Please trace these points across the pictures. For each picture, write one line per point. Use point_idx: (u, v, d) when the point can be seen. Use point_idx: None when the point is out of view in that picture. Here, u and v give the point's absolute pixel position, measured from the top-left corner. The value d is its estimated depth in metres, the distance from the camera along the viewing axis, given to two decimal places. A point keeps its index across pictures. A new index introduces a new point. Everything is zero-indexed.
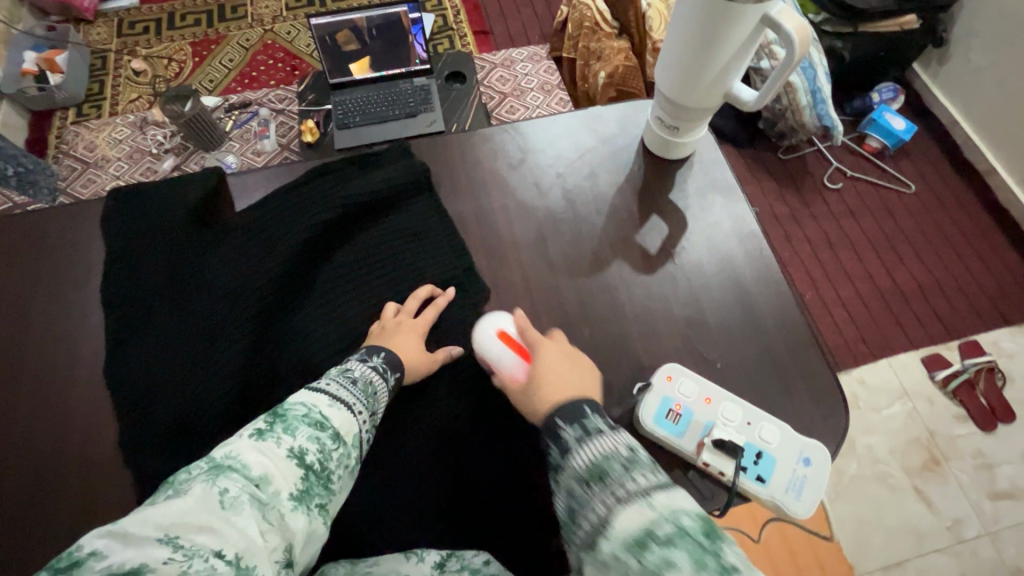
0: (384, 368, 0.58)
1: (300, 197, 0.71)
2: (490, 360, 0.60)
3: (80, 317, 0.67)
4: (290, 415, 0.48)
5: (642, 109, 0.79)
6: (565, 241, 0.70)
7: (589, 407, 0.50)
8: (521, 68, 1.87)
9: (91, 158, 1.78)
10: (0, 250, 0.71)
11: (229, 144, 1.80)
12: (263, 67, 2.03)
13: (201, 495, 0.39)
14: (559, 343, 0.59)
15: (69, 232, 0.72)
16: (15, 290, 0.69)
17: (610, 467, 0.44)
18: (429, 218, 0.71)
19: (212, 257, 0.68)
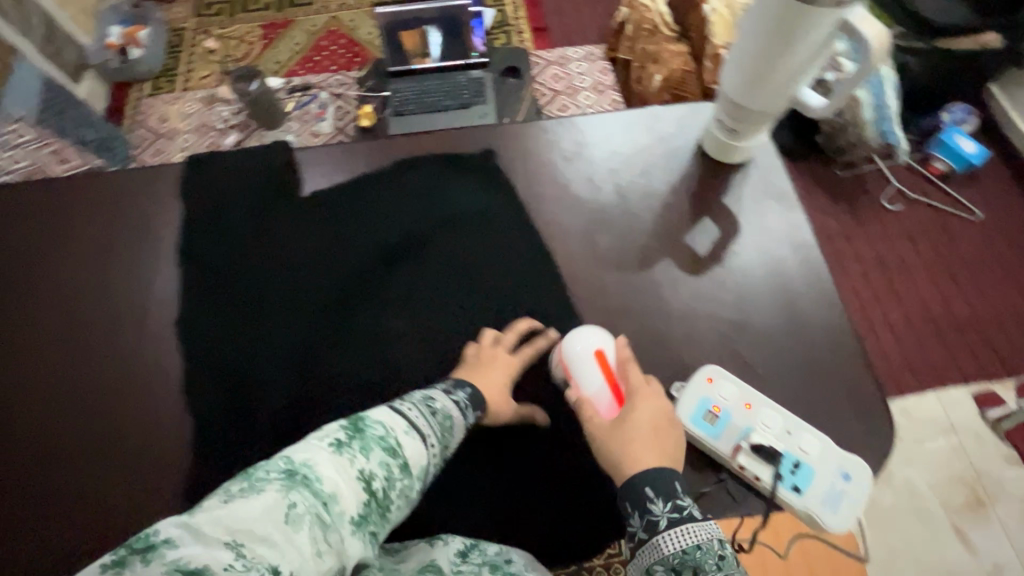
0: (465, 404, 0.58)
1: (388, 190, 0.75)
2: (577, 379, 0.59)
3: (150, 270, 0.72)
4: (368, 433, 0.48)
5: (702, 111, 0.78)
6: (614, 236, 0.71)
7: (679, 484, 0.50)
8: (576, 67, 1.88)
9: (162, 129, 1.89)
10: (84, 199, 0.76)
11: (289, 124, 1.87)
12: (326, 52, 2.10)
13: (274, 503, 0.38)
14: (657, 391, 0.56)
15: (144, 190, 0.76)
16: (94, 237, 0.74)
17: (704, 563, 0.46)
18: (487, 214, 0.74)
19: (288, 231, 0.73)
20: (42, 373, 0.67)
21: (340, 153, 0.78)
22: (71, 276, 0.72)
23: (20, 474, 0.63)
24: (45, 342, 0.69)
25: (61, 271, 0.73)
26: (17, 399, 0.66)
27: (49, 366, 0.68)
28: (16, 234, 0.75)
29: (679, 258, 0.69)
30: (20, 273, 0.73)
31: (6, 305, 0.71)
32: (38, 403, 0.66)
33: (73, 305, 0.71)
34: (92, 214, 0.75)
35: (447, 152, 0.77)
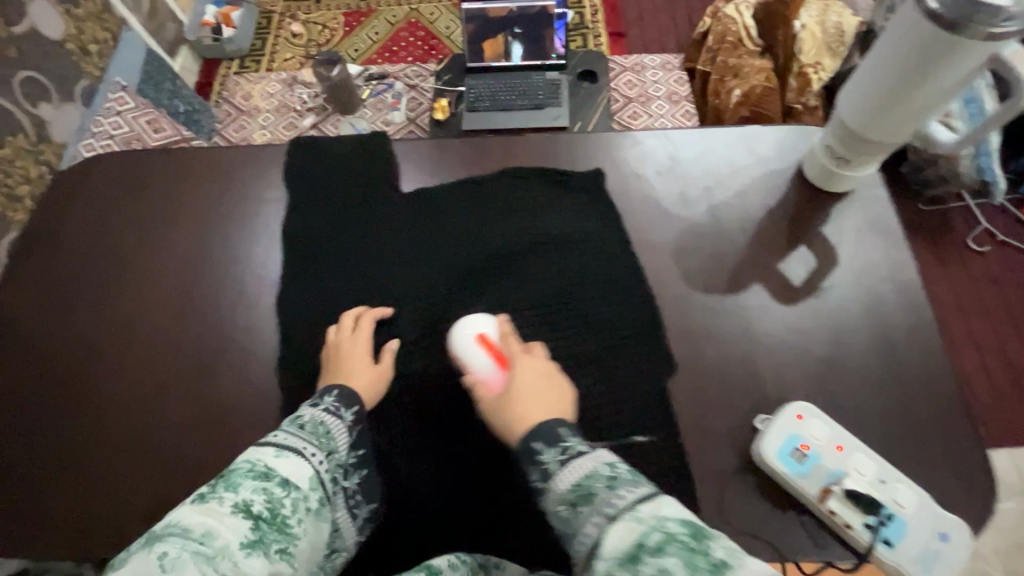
0: (339, 404, 0.60)
1: (492, 200, 0.75)
2: (464, 359, 0.62)
3: (249, 251, 0.76)
4: (234, 473, 0.50)
5: (807, 136, 0.76)
6: (705, 257, 0.69)
7: (564, 428, 0.52)
8: (651, 75, 1.85)
9: (245, 106, 1.97)
10: (198, 175, 0.81)
11: (363, 111, 1.92)
12: (404, 43, 2.14)
13: (141, 566, 0.40)
14: (537, 359, 0.60)
15: (248, 173, 0.80)
16: (203, 211, 0.79)
17: (594, 486, 0.46)
18: (578, 223, 0.72)
19: (385, 224, 0.75)
20: (148, 340, 0.72)
21: (438, 154, 0.80)
22: (177, 248, 0.77)
23: (123, 431, 0.68)
24: (152, 309, 0.74)
25: (169, 243, 0.78)
26: (125, 362, 0.72)
27: (153, 333, 0.73)
28: (132, 205, 0.81)
29: (773, 286, 0.67)
30: (134, 242, 0.78)
31: (120, 271, 0.77)
32: (145, 366, 0.71)
33: (177, 276, 0.76)
34: (201, 191, 0.80)
35: (546, 160, 0.78)
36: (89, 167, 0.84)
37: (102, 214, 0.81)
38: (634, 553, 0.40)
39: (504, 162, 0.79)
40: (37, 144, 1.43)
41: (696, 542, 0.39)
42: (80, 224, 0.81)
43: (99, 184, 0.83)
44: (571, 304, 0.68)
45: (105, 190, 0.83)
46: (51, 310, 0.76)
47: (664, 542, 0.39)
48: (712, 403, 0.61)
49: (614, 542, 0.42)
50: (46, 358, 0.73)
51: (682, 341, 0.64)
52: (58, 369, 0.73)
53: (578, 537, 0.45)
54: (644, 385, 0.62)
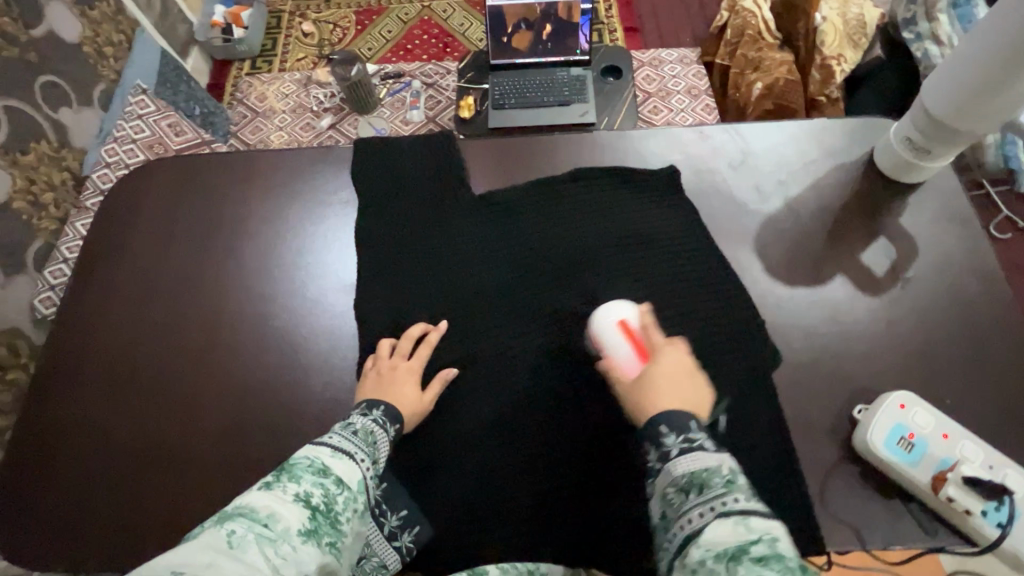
0: (384, 420, 0.60)
1: (564, 198, 0.75)
2: (602, 341, 0.63)
3: (323, 255, 0.76)
4: (296, 467, 0.50)
5: (874, 129, 0.77)
6: (784, 250, 0.70)
7: (694, 422, 0.50)
8: (670, 70, 1.86)
9: (260, 108, 1.94)
10: (266, 179, 0.81)
11: (381, 110, 1.90)
12: (418, 41, 2.11)
13: (210, 539, 0.42)
14: (679, 353, 0.58)
15: (315, 177, 0.81)
16: (275, 216, 0.79)
17: (710, 481, 0.45)
18: (656, 220, 0.72)
19: (460, 225, 0.75)
20: (226, 346, 0.72)
21: (506, 155, 0.81)
22: (248, 253, 0.77)
23: (208, 437, 0.67)
24: (226, 315, 0.74)
25: (239, 247, 0.77)
26: (203, 368, 0.71)
27: (231, 338, 0.72)
28: (197, 210, 0.80)
29: (856, 277, 0.67)
30: (201, 247, 0.78)
31: (189, 277, 0.76)
32: (227, 371, 0.70)
33: (254, 280, 0.75)
34: (268, 195, 0.80)
35: (617, 158, 0.78)
36: (151, 173, 0.83)
37: (164, 219, 0.80)
38: (734, 553, 0.40)
39: (574, 161, 0.79)
40: (60, 150, 1.40)
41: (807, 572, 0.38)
42: (145, 229, 0.80)
43: (160, 189, 0.82)
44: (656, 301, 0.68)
45: (166, 196, 0.82)
46: (118, 318, 0.75)
47: (772, 558, 0.39)
48: (805, 394, 0.62)
49: (718, 537, 0.42)
50: (118, 367, 0.72)
51: (770, 335, 0.65)
52: (131, 377, 0.71)
53: (675, 519, 0.45)
54: (738, 378, 0.63)
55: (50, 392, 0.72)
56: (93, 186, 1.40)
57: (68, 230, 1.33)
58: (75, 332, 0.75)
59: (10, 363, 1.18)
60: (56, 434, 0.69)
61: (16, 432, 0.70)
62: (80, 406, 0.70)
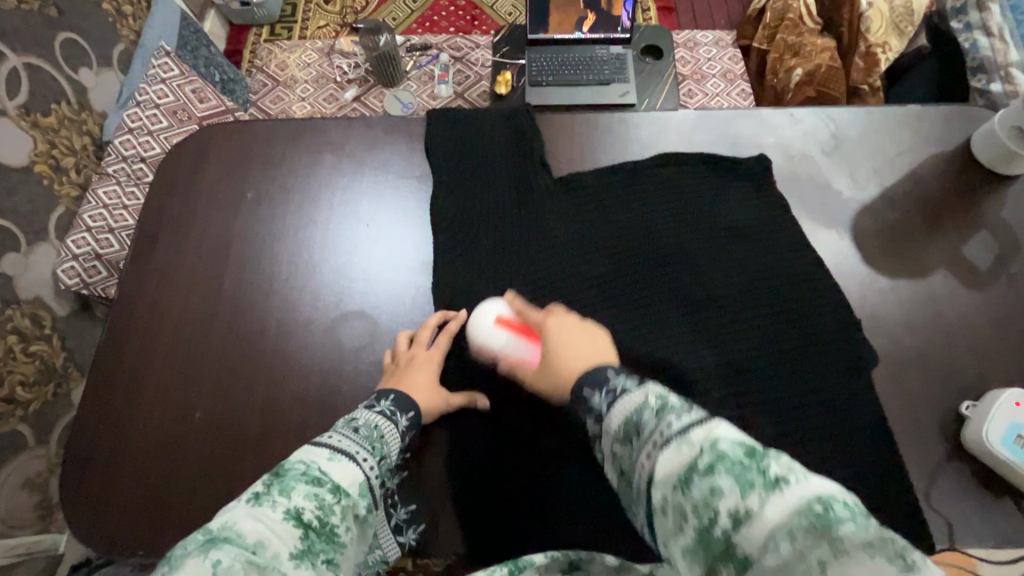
0: (393, 411, 0.59)
1: (650, 180, 0.73)
2: (489, 345, 0.64)
3: (395, 233, 0.74)
4: (288, 475, 0.47)
5: (971, 117, 0.74)
6: (883, 241, 0.68)
7: (614, 371, 0.50)
8: (705, 52, 1.81)
9: (281, 77, 1.83)
10: (337, 153, 0.79)
11: (407, 84, 1.83)
12: (445, 12, 2.04)
13: (193, 571, 0.36)
14: (561, 316, 0.61)
15: (390, 148, 0.79)
16: (347, 191, 0.77)
17: (642, 419, 0.43)
18: (747, 208, 0.71)
19: (544, 207, 0.72)
20: (304, 318, 0.69)
21: (585, 134, 0.78)
22: (319, 226, 0.75)
23: (279, 419, 0.64)
24: (304, 286, 0.72)
25: (310, 218, 0.75)
26: (279, 342, 0.68)
27: (301, 314, 0.70)
28: (267, 178, 0.77)
29: (958, 272, 0.66)
30: (273, 216, 0.75)
31: (261, 246, 0.74)
32: (296, 349, 0.68)
33: (323, 256, 0.73)
34: (342, 165, 0.78)
35: (703, 141, 0.76)
36: (213, 143, 0.80)
37: (232, 186, 0.77)
38: (684, 476, 0.37)
39: (659, 143, 0.76)
40: (79, 113, 1.33)
41: (752, 456, 0.36)
42: (206, 200, 0.77)
43: (225, 154, 0.79)
44: (752, 289, 0.66)
45: (227, 166, 0.79)
46: (186, 288, 0.72)
47: (716, 459, 0.36)
48: (907, 390, 0.61)
49: (666, 470, 0.38)
50: (188, 336, 0.69)
51: (869, 329, 0.64)
52: (195, 351, 0.68)
53: (631, 472, 0.42)
54: (845, 371, 0.61)
55: (117, 360, 0.69)
56: (115, 152, 1.33)
57: (91, 198, 1.27)
58: (140, 298, 0.72)
59: (33, 336, 1.12)
60: (119, 408, 0.67)
61: (83, 401, 0.67)
62: (150, 376, 0.68)
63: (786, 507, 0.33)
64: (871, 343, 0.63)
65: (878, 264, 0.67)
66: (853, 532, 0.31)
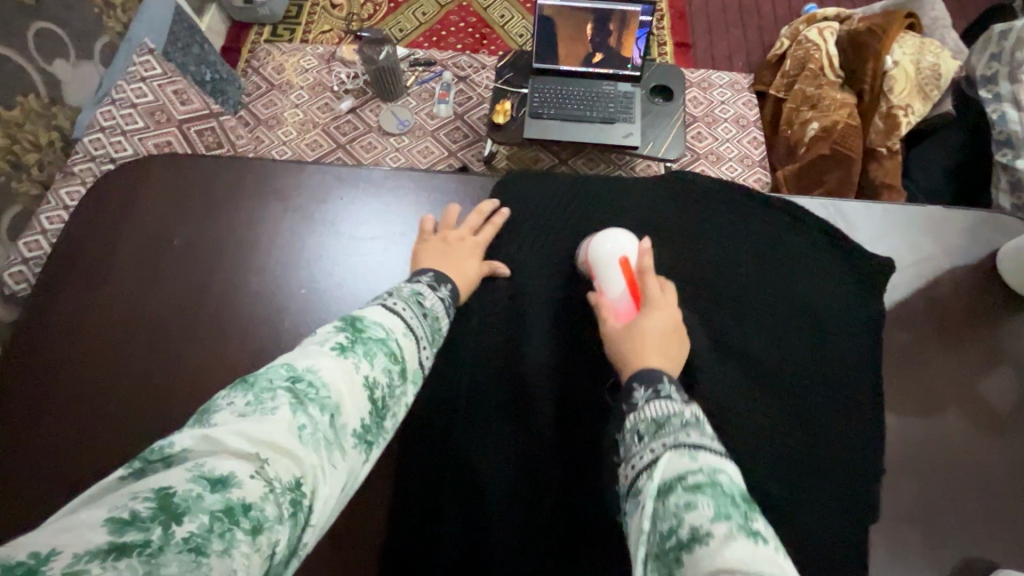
0: (448, 300, 0.59)
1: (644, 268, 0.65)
2: (596, 271, 0.62)
3: (333, 286, 0.71)
4: (368, 339, 0.47)
5: (1000, 227, 0.67)
6: (883, 365, 0.61)
7: (672, 384, 0.49)
8: (719, 94, 1.72)
9: (276, 80, 1.76)
10: (281, 200, 0.75)
11: (406, 99, 1.74)
12: (454, 28, 1.96)
13: (285, 415, 0.37)
14: (671, 299, 0.58)
15: (344, 201, 0.76)
16: (287, 239, 0.73)
17: (667, 421, 0.45)
18: (750, 318, 0.63)
19: (527, 296, 0.66)
20: (209, 396, 0.64)
21: (567, 209, 0.71)
22: (254, 271, 0.71)
23: None
24: (225, 334, 0.68)
25: (247, 261, 0.72)
26: (186, 397, 0.64)
27: (213, 366, 0.66)
28: (201, 223, 0.74)
29: (961, 408, 0.60)
30: (204, 267, 0.71)
31: (186, 286, 0.70)
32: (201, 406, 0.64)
33: (247, 303, 0.69)
34: (290, 220, 0.74)
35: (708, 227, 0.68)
36: (152, 171, 0.77)
37: (161, 230, 0.73)
38: (672, 483, 0.39)
39: (647, 219, 0.69)
40: (50, 107, 1.25)
41: (741, 505, 0.37)
42: (138, 232, 0.74)
43: (161, 184, 0.76)
44: (736, 406, 0.58)
45: (162, 197, 0.76)
46: (100, 324, 0.69)
47: (707, 485, 0.38)
48: (884, 542, 0.56)
49: (660, 468, 0.41)
50: (94, 393, 0.65)
51: (862, 467, 0.57)
52: (98, 397, 0.65)
53: (628, 457, 0.45)
54: (821, 512, 0.55)
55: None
56: (82, 151, 1.25)
57: (51, 198, 1.19)
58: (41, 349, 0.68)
59: None
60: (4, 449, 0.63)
61: None
62: (44, 433, 0.63)
63: (747, 557, 0.33)
64: (860, 485, 0.56)
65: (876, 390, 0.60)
66: None
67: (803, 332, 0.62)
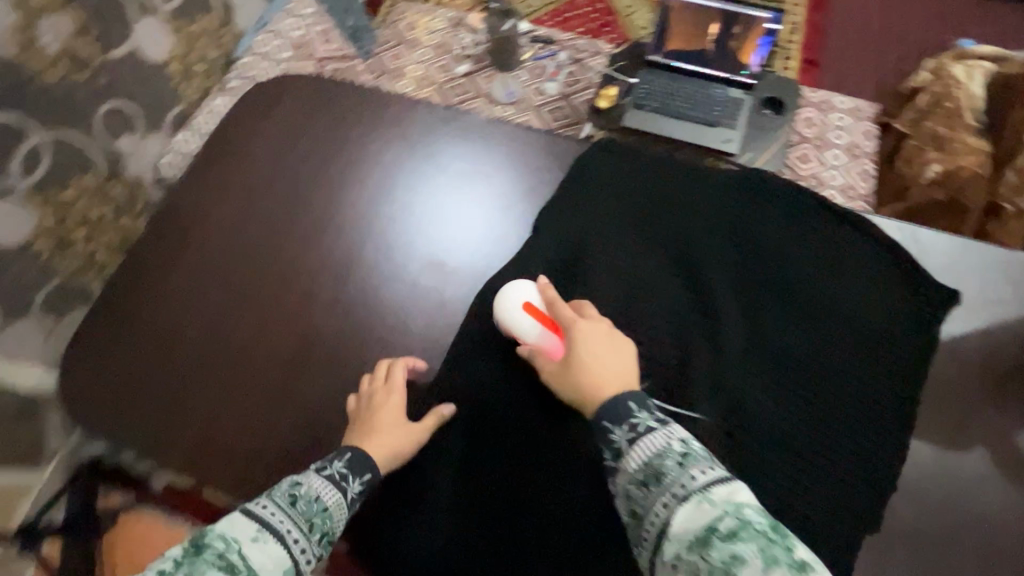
0: (337, 478, 0.71)
1: (729, 258, 0.81)
2: (516, 329, 0.75)
3: (407, 198, 0.95)
4: (209, 549, 0.58)
5: None
6: (894, 380, 0.75)
7: (638, 406, 0.63)
8: (837, 119, 1.60)
9: (407, 37, 1.84)
10: (386, 128, 1.00)
11: (519, 72, 1.79)
12: (580, 12, 2.00)
13: None
14: (594, 322, 0.72)
15: (433, 136, 0.99)
16: (381, 157, 0.98)
17: (664, 466, 0.58)
18: (811, 319, 0.77)
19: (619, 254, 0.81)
20: (297, 253, 0.93)
21: (652, 191, 0.85)
22: (350, 177, 0.97)
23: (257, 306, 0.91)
24: (318, 216, 0.95)
25: (348, 168, 0.98)
26: (281, 253, 0.93)
27: (303, 236, 0.94)
28: (321, 135, 1.00)
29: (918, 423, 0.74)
30: (315, 167, 0.98)
31: (301, 176, 0.98)
32: (287, 263, 0.93)
33: (336, 199, 0.96)
34: (387, 142, 0.99)
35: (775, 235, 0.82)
36: (297, 89, 1.05)
37: (290, 134, 1.01)
38: (706, 534, 0.52)
39: (726, 218, 0.83)
40: (220, 29, 1.49)
41: (771, 535, 0.51)
42: (274, 131, 1.02)
43: (299, 100, 1.04)
44: (733, 366, 0.74)
45: (297, 109, 1.03)
46: (236, 190, 0.98)
47: (737, 528, 0.52)
48: (814, 513, 0.70)
49: (686, 520, 0.54)
50: (223, 237, 0.95)
51: (878, 453, 0.72)
52: (228, 240, 0.95)
53: (647, 514, 0.57)
54: (772, 466, 0.71)
55: (167, 238, 0.96)
56: (238, 71, 1.50)
57: (209, 104, 1.43)
58: (199, 195, 0.99)
59: (126, 209, 1.29)
60: (162, 255, 0.95)
61: (137, 256, 0.95)
62: (188, 253, 0.95)
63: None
64: (812, 454, 0.72)
65: (853, 376, 0.75)
66: None
67: (802, 326, 0.77)
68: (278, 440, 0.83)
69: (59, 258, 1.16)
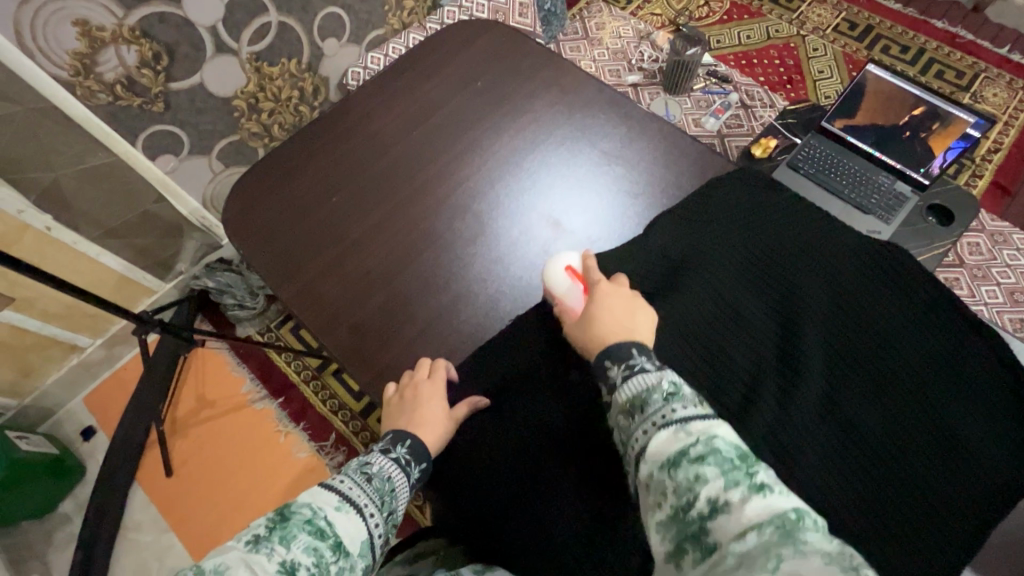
0: (407, 458, 0.75)
1: (837, 311, 0.79)
2: (552, 287, 0.83)
3: (550, 154, 1.03)
4: (295, 518, 0.61)
5: None
6: (965, 501, 0.70)
7: (637, 350, 0.63)
8: (1009, 255, 1.44)
9: (591, 35, 1.92)
10: (556, 94, 1.09)
11: (684, 98, 1.79)
12: (767, 61, 1.96)
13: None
14: (619, 288, 0.75)
15: (594, 111, 1.06)
16: (542, 116, 1.07)
17: (649, 400, 0.57)
18: (900, 402, 0.74)
19: (730, 270, 0.82)
20: (442, 164, 1.04)
21: (781, 231, 0.86)
22: (512, 120, 1.07)
23: (392, 195, 1.02)
24: (472, 141, 1.06)
25: (513, 111, 1.08)
26: (430, 160, 1.04)
27: (452, 153, 1.05)
28: (501, 79, 1.11)
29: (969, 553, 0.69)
30: (485, 102, 1.09)
31: (472, 104, 1.09)
32: (429, 170, 1.03)
33: (492, 134, 1.06)
34: (554, 103, 1.08)
35: (894, 310, 0.79)
36: (495, 36, 1.16)
37: (476, 70, 1.13)
38: (676, 459, 0.51)
39: (848, 277, 0.82)
40: None
41: (743, 463, 0.49)
42: (463, 63, 1.14)
43: (494, 45, 1.15)
44: (801, 413, 0.72)
45: (489, 52, 1.15)
46: (414, 97, 1.11)
47: (706, 454, 0.50)
48: None
49: (660, 446, 0.53)
50: (388, 130, 1.08)
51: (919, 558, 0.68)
52: (391, 135, 1.07)
53: (631, 441, 0.57)
54: None
55: (343, 120, 1.10)
56: (439, 16, 1.60)
57: (403, 37, 1.52)
58: (380, 94, 1.12)
59: (306, 100, 1.44)
60: (336, 126, 1.09)
61: (319, 121, 1.10)
62: (357, 133, 1.08)
63: (760, 507, 0.45)
64: (848, 529, 0.68)
65: (923, 470, 0.71)
66: (814, 540, 0.42)
67: (889, 399, 0.74)
68: (365, 309, 0.93)
69: (247, 120, 1.35)
